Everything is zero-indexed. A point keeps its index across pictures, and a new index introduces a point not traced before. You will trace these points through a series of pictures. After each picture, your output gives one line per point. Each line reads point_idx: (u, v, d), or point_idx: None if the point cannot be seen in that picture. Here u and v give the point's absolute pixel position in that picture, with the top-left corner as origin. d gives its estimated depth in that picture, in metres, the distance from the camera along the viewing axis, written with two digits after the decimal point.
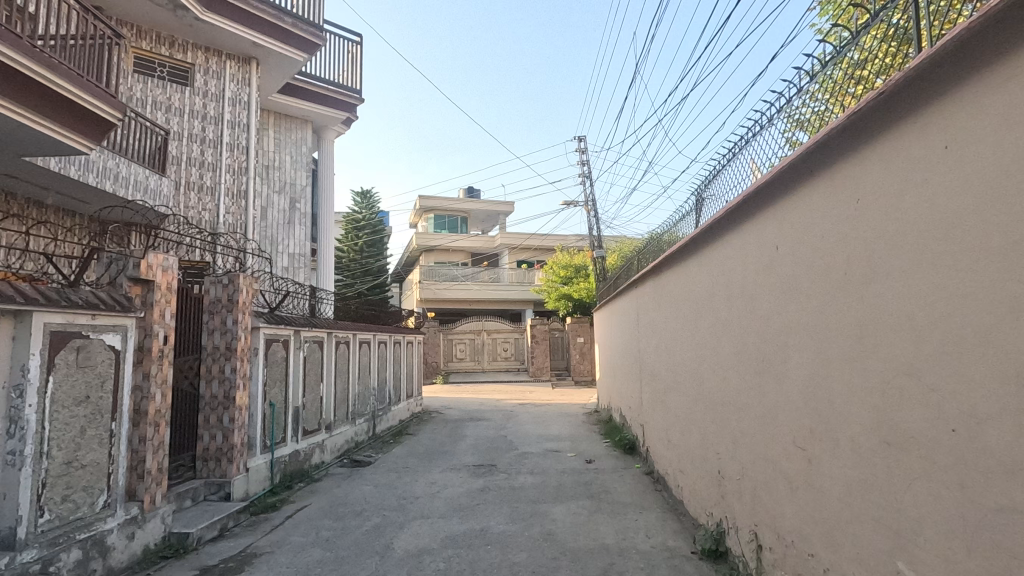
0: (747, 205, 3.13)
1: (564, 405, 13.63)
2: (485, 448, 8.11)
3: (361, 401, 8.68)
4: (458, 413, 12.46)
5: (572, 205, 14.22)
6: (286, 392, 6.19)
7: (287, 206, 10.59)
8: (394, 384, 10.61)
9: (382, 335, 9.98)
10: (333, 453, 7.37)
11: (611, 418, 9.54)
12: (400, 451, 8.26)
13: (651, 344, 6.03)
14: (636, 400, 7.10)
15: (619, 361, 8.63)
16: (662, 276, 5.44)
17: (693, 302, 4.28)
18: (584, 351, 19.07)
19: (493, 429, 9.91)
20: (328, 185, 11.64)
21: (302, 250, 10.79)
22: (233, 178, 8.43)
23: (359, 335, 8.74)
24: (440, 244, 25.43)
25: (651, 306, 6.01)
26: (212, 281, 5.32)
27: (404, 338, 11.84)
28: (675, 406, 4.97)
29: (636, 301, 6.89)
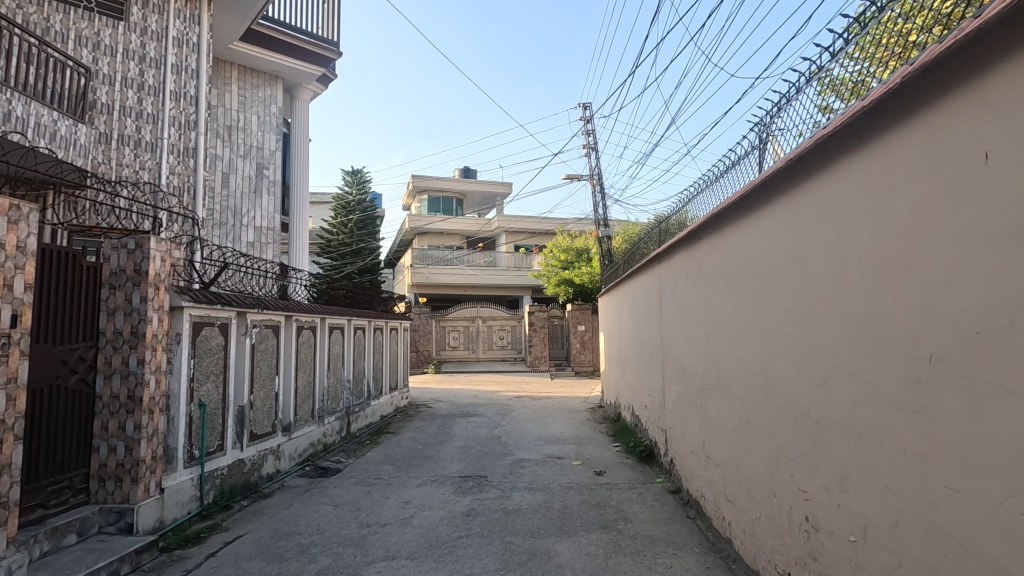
0: (888, 105, 1.95)
1: (565, 399, 12.48)
2: (475, 453, 6.95)
3: (331, 397, 7.47)
4: (448, 408, 11.29)
5: (577, 180, 12.94)
6: (225, 388, 4.98)
7: (252, 173, 9.31)
8: (374, 375, 9.38)
9: (361, 319, 8.75)
10: (293, 459, 6.17)
11: (620, 417, 8.37)
12: (377, 455, 7.07)
13: (681, 332, 4.85)
14: (655, 398, 5.91)
15: (632, 353, 7.44)
16: (702, 245, 4.22)
17: (759, 272, 3.07)
18: (585, 339, 17.93)
19: (485, 427, 8.73)
20: (301, 152, 10.35)
21: (270, 223, 9.51)
22: (179, 134, 7.15)
23: (330, 321, 7.51)
24: (433, 226, 24.08)
25: (682, 285, 4.81)
26: (113, 247, 4.05)
27: (389, 324, 10.59)
28: (721, 414, 3.78)
29: (658, 281, 5.69)
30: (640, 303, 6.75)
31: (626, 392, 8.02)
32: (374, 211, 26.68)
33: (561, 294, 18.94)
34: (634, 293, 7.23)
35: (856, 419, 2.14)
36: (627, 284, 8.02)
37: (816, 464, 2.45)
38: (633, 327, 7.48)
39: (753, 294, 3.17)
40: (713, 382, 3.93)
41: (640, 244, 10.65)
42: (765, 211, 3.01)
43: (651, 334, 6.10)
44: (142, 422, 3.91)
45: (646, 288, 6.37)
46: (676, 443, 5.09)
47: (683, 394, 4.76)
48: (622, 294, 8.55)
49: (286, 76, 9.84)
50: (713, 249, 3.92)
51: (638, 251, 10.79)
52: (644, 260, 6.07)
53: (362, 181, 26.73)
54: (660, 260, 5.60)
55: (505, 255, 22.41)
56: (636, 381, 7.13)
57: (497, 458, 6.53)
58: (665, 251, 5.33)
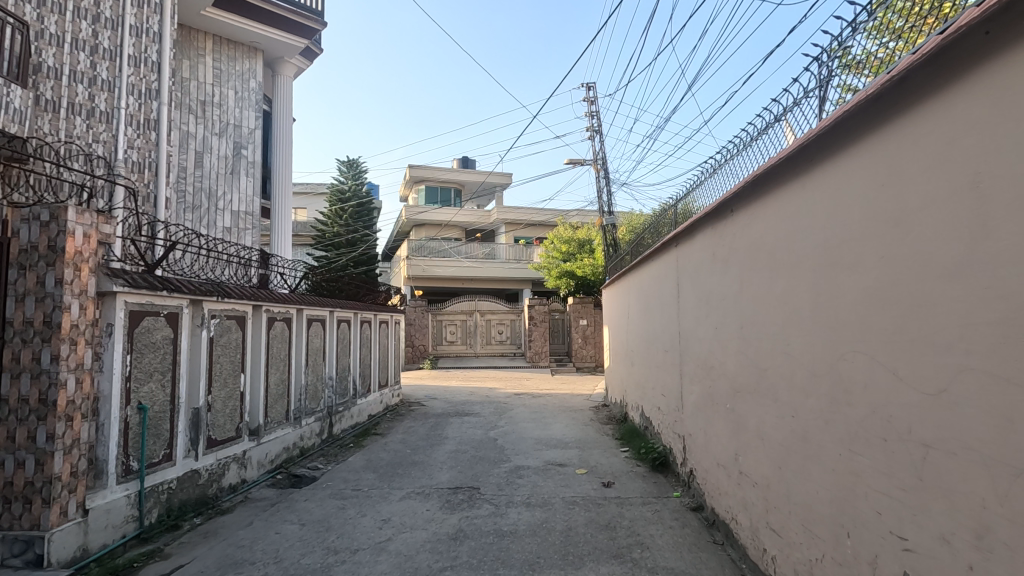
0: None
1: (566, 397, 11.80)
2: (468, 459, 6.26)
3: (310, 396, 6.77)
4: (442, 406, 10.61)
5: (579, 164, 12.21)
6: (176, 388, 4.29)
7: (229, 153, 8.61)
8: (361, 372, 8.69)
9: (346, 311, 8.06)
10: (262, 467, 5.49)
11: (628, 419, 7.68)
12: (359, 461, 6.38)
13: (704, 324, 4.18)
14: (672, 399, 5.22)
15: (642, 347, 6.75)
16: (734, 218, 3.52)
17: (825, 242, 2.37)
18: (587, 334, 17.24)
19: (481, 429, 8.05)
20: (284, 131, 9.64)
21: (249, 207, 8.81)
22: (139, 104, 6.45)
23: (310, 312, 6.83)
24: (430, 217, 23.35)
25: (706, 268, 4.12)
26: (23, 219, 3.35)
27: (379, 317, 9.89)
28: (760, 422, 3.09)
29: (675, 264, 5.02)
30: (651, 293, 6.08)
31: (635, 391, 7.32)
32: (370, 202, 25.93)
33: (561, 287, 18.21)
34: (644, 281, 6.55)
35: (1008, 447, 1.46)
36: (635, 271, 7.33)
37: (928, 505, 1.76)
38: (641, 318, 6.81)
39: (814, 272, 2.46)
40: (750, 383, 3.23)
41: (648, 230, 9.91)
42: (834, 162, 2.31)
43: (665, 326, 5.43)
44: (57, 431, 3.21)
45: (659, 275, 5.69)
46: (697, 453, 4.40)
47: (708, 396, 4.08)
48: (629, 283, 7.85)
49: (267, 48, 9.12)
50: (751, 221, 3.23)
51: (646, 238, 10.06)
52: (658, 242, 5.37)
53: (357, 171, 26.01)
54: (678, 241, 4.92)
55: (505, 247, 21.70)
56: (647, 378, 6.44)
57: (492, 466, 5.84)
58: (683, 230, 4.63)
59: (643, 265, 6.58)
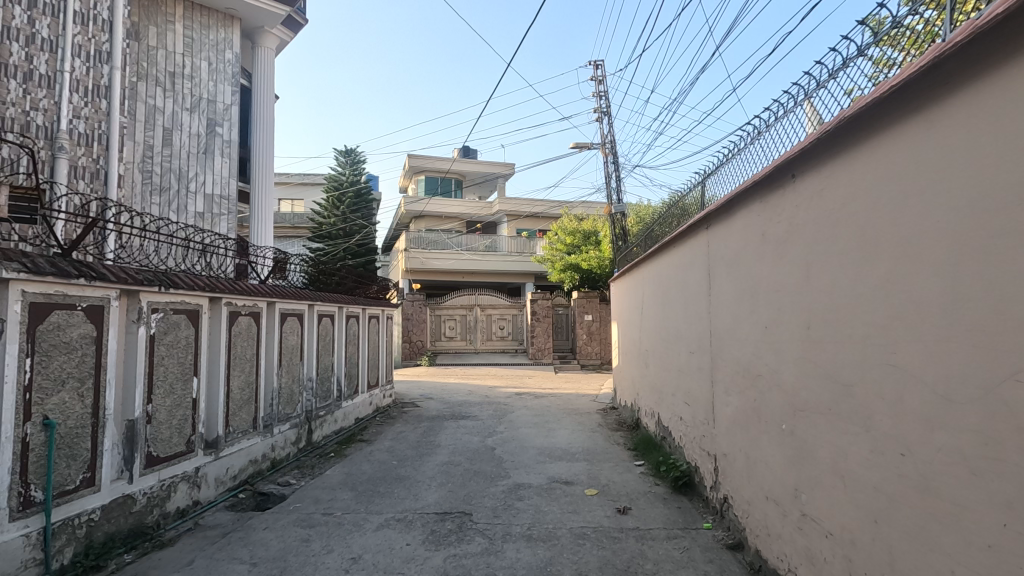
0: None
1: (571, 397, 11.07)
2: (462, 473, 5.50)
3: (285, 400, 6.02)
4: (437, 408, 9.86)
5: (586, 149, 11.38)
6: (101, 397, 3.54)
7: (202, 131, 7.83)
8: (347, 372, 7.92)
9: (330, 304, 7.28)
10: (221, 485, 4.74)
11: (641, 427, 6.91)
12: (338, 474, 5.62)
13: (745, 322, 3.41)
14: (699, 409, 4.43)
15: (659, 344, 5.97)
16: (795, 188, 2.73)
17: (980, 204, 1.59)
18: (593, 330, 16.49)
19: (478, 435, 7.30)
20: (265, 110, 8.85)
21: (224, 190, 8.02)
22: (88, 68, 5.64)
23: (285, 305, 6.07)
24: (430, 208, 22.56)
25: (747, 252, 3.35)
26: None
27: (369, 310, 9.10)
28: (839, 455, 2.32)
29: (704, 248, 4.24)
30: (672, 284, 5.29)
31: (650, 394, 6.53)
32: (368, 193, 25.12)
33: (565, 281, 17.39)
34: (662, 271, 5.76)
35: None
36: (649, 260, 6.55)
37: None
38: (658, 312, 6.03)
39: (953, 249, 1.69)
40: (823, 402, 2.45)
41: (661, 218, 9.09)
42: (998, 80, 1.54)
43: (689, 322, 4.65)
44: None
45: (682, 264, 4.92)
46: (734, 479, 3.62)
47: (752, 411, 3.30)
48: (642, 276, 7.04)
49: (244, 16, 8.30)
50: (824, 185, 2.46)
51: (658, 227, 9.25)
52: (684, 225, 4.57)
53: (354, 161, 25.19)
54: (707, 221, 4.15)
55: (506, 239, 20.90)
56: (666, 381, 5.65)
57: (488, 484, 5.07)
58: (717, 209, 3.87)
59: (660, 254, 5.83)
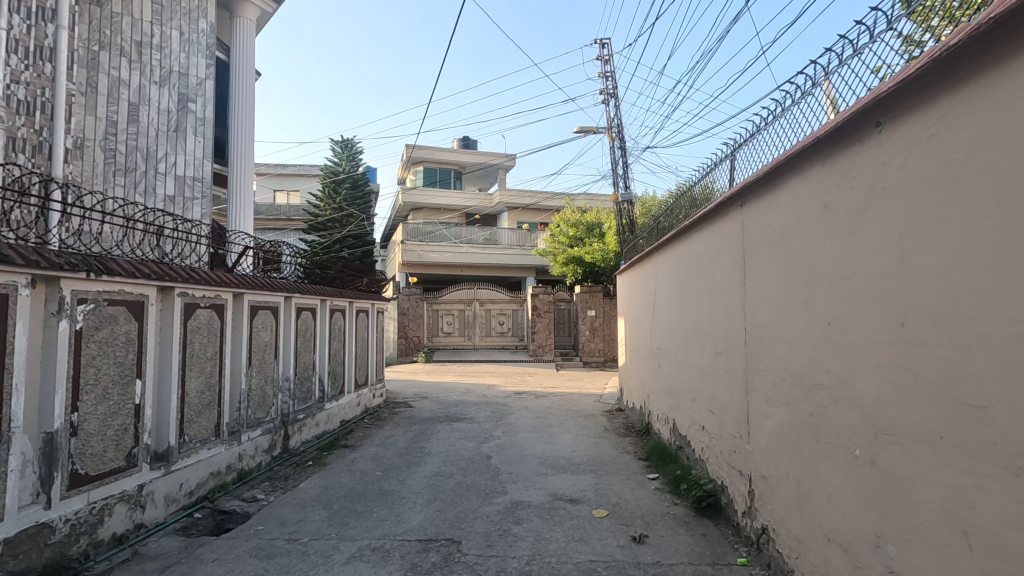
0: None
1: (573, 397, 10.44)
2: (453, 487, 4.86)
3: (255, 403, 5.37)
4: (431, 409, 9.23)
5: (591, 133, 10.70)
6: (3, 406, 2.89)
7: (172, 107, 7.18)
8: (332, 370, 7.28)
9: (311, 297, 6.62)
10: (172, 503, 4.09)
11: (653, 433, 6.25)
12: (312, 488, 4.98)
13: (795, 316, 2.74)
14: (728, 419, 3.78)
15: (675, 342, 5.32)
16: (879, 142, 2.08)
17: None
18: (595, 326, 15.86)
19: (472, 441, 6.66)
20: (244, 86, 8.21)
21: (198, 172, 7.41)
22: (29, 26, 5.00)
23: (257, 297, 5.42)
24: (428, 200, 21.90)
25: (798, 229, 2.69)
26: None
27: (358, 303, 8.44)
28: (961, 504, 1.67)
29: (737, 229, 3.57)
30: (692, 273, 4.64)
31: (663, 397, 5.88)
32: (365, 185, 24.45)
33: (567, 274, 16.72)
34: (679, 260, 5.10)
35: None
36: (663, 249, 5.88)
37: None
38: (674, 306, 5.38)
39: None
40: (931, 427, 1.80)
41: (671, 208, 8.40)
42: None
43: (717, 318, 3.98)
44: None
45: (705, 251, 4.26)
46: (778, 509, 2.96)
47: (805, 429, 2.64)
48: (655, 267, 6.38)
49: None
50: (935, 130, 1.80)
51: (669, 216, 8.57)
52: (710, 204, 3.92)
53: (353, 152, 24.48)
54: (741, 197, 3.48)
55: (506, 231, 20.22)
56: (683, 384, 4.99)
57: (481, 502, 4.42)
58: (757, 182, 3.20)
59: (677, 241, 5.17)
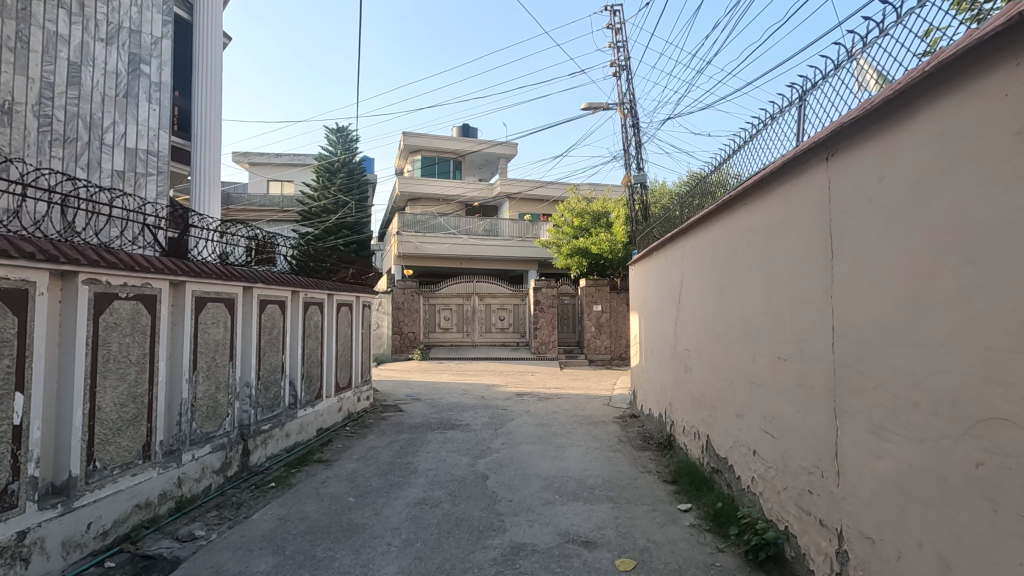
0: None
1: (580, 400, 9.51)
2: (439, 522, 3.94)
3: (202, 415, 4.44)
4: (424, 414, 8.32)
5: (600, 108, 9.72)
6: None
7: (122, 69, 6.24)
8: (306, 373, 6.36)
9: (278, 288, 5.68)
10: (73, 551, 3.16)
11: (679, 450, 5.32)
12: (267, 521, 4.06)
13: (947, 312, 1.79)
14: (798, 448, 2.84)
15: (710, 342, 4.40)
16: None
17: None
18: (602, 322, 14.93)
19: (466, 455, 5.74)
20: (211, 51, 7.27)
21: (153, 145, 6.52)
22: None
23: (203, 288, 4.47)
24: (426, 189, 20.95)
25: (959, 175, 1.73)
26: None
27: (339, 296, 7.49)
28: None
29: (818, 192, 2.63)
30: (738, 258, 3.70)
31: (692, 407, 4.94)
32: (362, 175, 23.55)
33: (572, 267, 15.77)
34: (717, 242, 4.14)
35: None
36: (692, 231, 4.92)
37: None
38: (708, 298, 4.44)
39: None
40: None
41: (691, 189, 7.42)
42: None
43: (781, 313, 3.04)
44: None
45: (761, 229, 3.31)
46: None
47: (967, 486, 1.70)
48: (679, 254, 5.45)
49: None
50: None
51: (689, 199, 7.62)
52: (775, 166, 2.98)
53: (348, 140, 23.52)
54: (828, 147, 2.54)
55: (507, 222, 19.26)
56: (723, 394, 4.07)
57: (473, 545, 3.50)
58: (863, 120, 2.26)
59: (713, 220, 4.22)
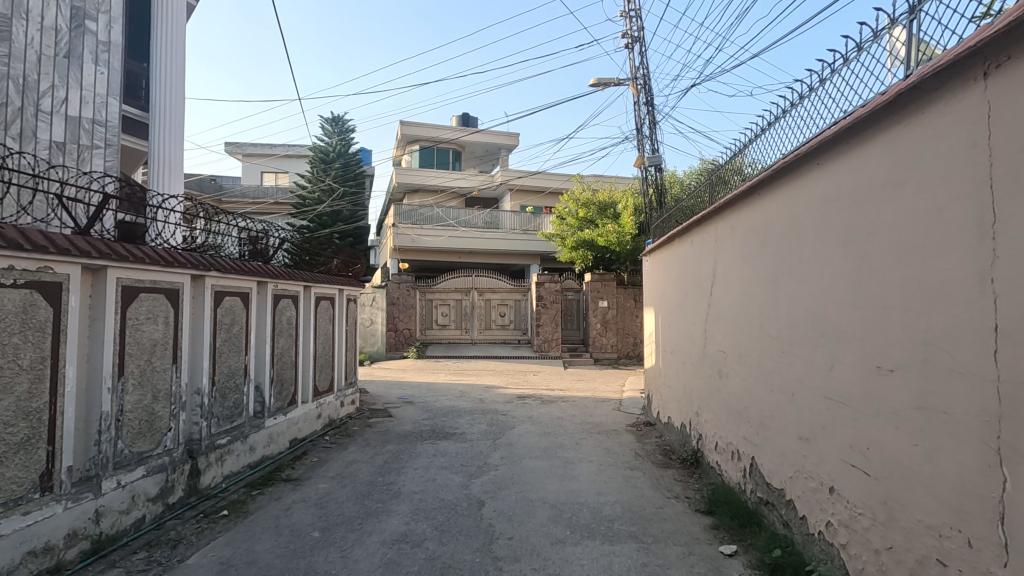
0: None
1: (588, 404, 8.69)
2: (420, 570, 3.12)
3: (133, 431, 3.62)
4: (415, 420, 7.50)
5: (610, 84, 8.85)
6: None
7: (63, 25, 5.39)
8: (277, 376, 5.53)
9: (240, 278, 4.86)
10: None
11: (712, 472, 4.48)
12: (205, 566, 3.23)
13: None
14: (917, 496, 2.01)
15: (757, 345, 3.57)
16: None
17: None
18: (608, 319, 14.12)
19: (459, 474, 4.92)
20: (171, 12, 6.45)
21: (100, 115, 5.73)
22: None
23: (136, 276, 3.66)
24: (423, 180, 20.13)
25: None
26: None
27: (319, 289, 6.65)
28: None
29: (964, 127, 1.79)
30: (806, 236, 2.87)
31: (730, 422, 4.11)
32: (358, 166, 22.71)
33: (578, 261, 14.97)
34: (772, 219, 3.30)
35: None
36: (731, 210, 4.09)
37: None
38: (754, 290, 3.61)
39: None
40: None
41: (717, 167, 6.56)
42: None
43: (886, 306, 2.20)
44: None
45: (849, 194, 2.46)
46: None
47: None
48: (712, 238, 4.60)
49: None
50: None
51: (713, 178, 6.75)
52: (885, 99, 2.14)
53: (345, 130, 22.75)
54: (986, 58, 1.71)
55: (508, 214, 18.43)
56: (778, 410, 3.23)
57: None
58: None
59: (765, 193, 3.41)
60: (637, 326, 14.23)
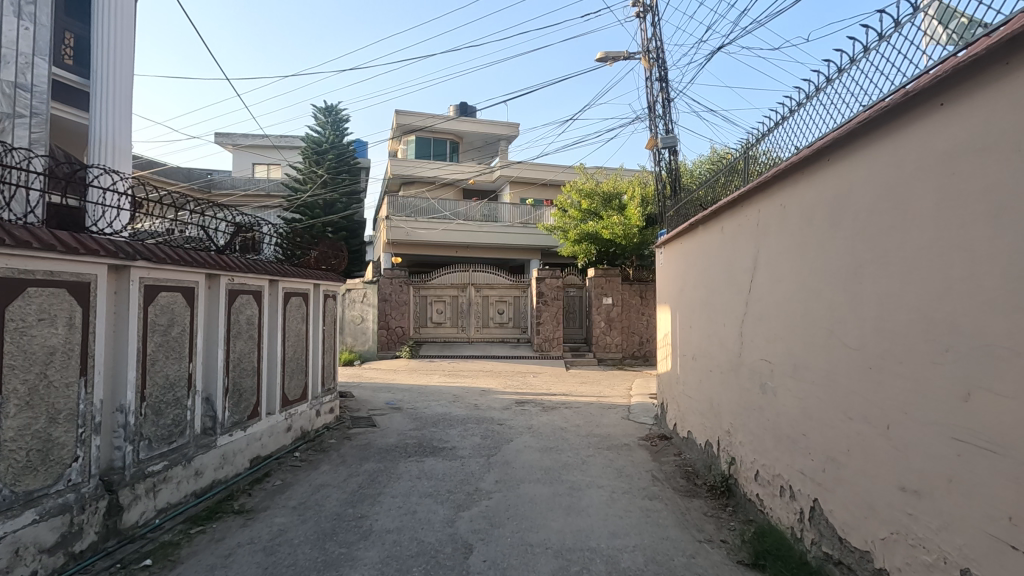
0: None
1: (594, 412, 7.89)
2: None
3: (14, 465, 2.79)
4: (401, 431, 6.70)
5: (619, 58, 8.00)
6: None
7: None
8: (233, 384, 4.72)
9: (181, 270, 4.03)
10: None
11: (753, 507, 3.68)
12: None
13: None
14: None
15: (823, 356, 2.75)
16: None
17: None
18: (612, 317, 13.29)
19: (445, 505, 4.12)
20: None
21: (26, 79, 5.82)
22: None
23: (22, 266, 2.84)
24: (419, 172, 19.31)
25: None
26: None
27: (289, 284, 5.80)
28: None
29: None
30: (920, 212, 2.05)
31: (778, 450, 3.30)
32: (353, 159, 21.90)
33: (579, 255, 14.11)
34: (854, 193, 2.49)
35: None
36: (781, 187, 3.28)
37: None
38: (819, 285, 2.78)
39: None
40: None
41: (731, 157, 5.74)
42: None
43: None
44: None
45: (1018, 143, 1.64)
46: None
47: None
48: (751, 223, 3.79)
49: None
50: None
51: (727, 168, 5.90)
52: None
53: (338, 120, 21.89)
54: None
55: (508, 206, 17.61)
56: (862, 445, 2.41)
57: None
58: None
59: (844, 156, 2.58)
60: (643, 325, 13.41)
